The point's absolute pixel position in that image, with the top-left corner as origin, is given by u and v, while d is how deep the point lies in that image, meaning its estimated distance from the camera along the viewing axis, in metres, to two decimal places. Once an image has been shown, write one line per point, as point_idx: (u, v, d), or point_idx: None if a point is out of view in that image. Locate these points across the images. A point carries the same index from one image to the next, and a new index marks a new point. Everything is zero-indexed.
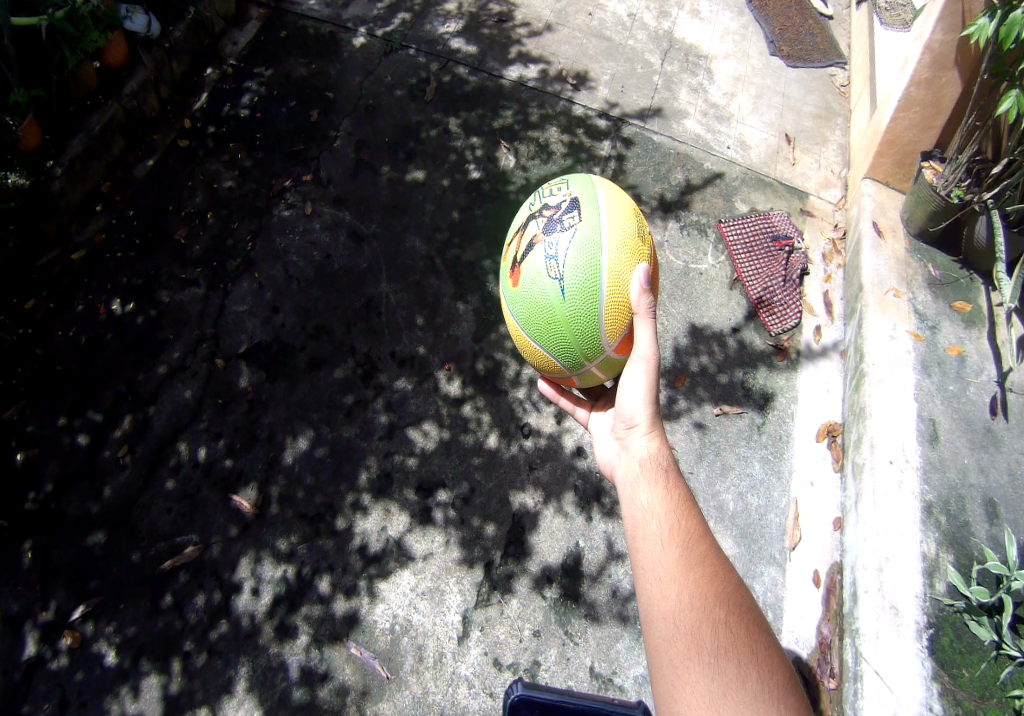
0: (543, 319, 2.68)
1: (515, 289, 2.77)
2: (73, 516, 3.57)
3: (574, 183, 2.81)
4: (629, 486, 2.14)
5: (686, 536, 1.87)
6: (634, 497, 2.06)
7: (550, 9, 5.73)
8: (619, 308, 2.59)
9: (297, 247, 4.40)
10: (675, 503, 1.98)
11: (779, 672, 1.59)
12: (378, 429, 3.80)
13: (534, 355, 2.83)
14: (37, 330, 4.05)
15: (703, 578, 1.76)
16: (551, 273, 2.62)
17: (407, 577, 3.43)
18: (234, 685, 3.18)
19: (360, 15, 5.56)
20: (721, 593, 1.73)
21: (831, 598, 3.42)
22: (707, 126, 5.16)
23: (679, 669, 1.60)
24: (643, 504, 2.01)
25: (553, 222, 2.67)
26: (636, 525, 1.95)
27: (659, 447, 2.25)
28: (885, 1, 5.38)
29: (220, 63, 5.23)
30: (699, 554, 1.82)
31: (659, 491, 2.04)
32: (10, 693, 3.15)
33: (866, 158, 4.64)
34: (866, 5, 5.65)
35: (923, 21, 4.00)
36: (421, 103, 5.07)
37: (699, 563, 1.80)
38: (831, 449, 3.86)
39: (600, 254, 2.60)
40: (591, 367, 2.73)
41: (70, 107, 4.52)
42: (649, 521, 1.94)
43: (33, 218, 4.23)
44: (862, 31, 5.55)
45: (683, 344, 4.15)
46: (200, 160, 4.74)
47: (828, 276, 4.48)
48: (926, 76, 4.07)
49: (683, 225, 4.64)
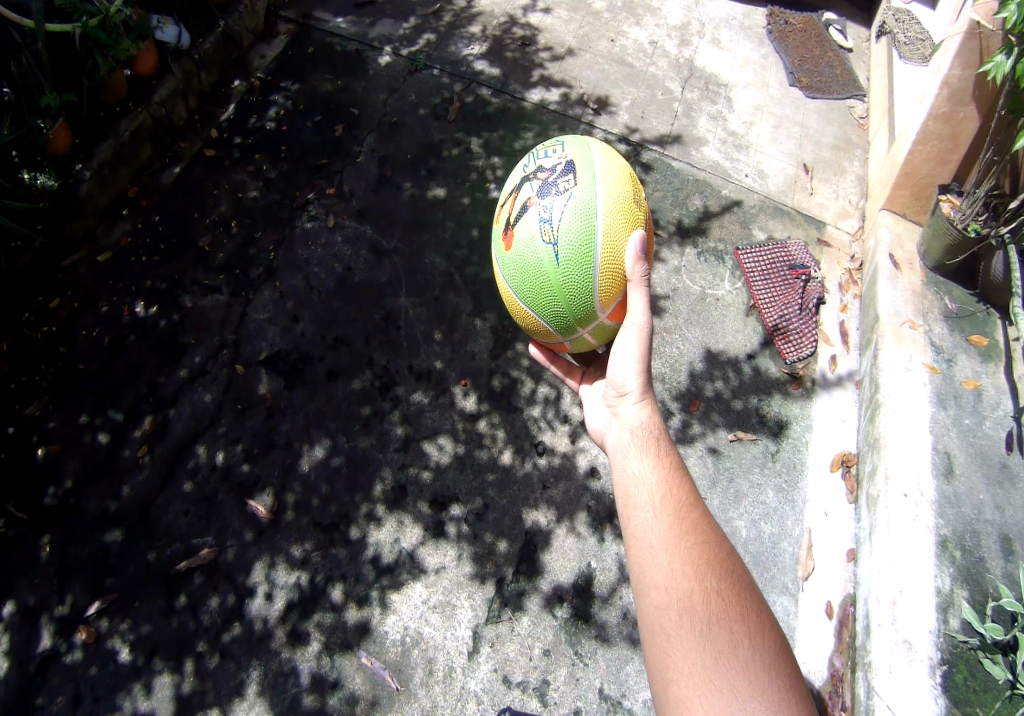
0: (537, 285, 2.72)
1: (508, 253, 2.79)
2: (91, 513, 3.61)
3: (568, 144, 2.82)
4: (621, 454, 2.24)
5: (678, 505, 1.97)
6: (626, 466, 2.16)
7: (572, 34, 5.84)
8: (613, 274, 2.63)
9: (318, 259, 4.47)
10: (668, 472, 2.08)
11: (767, 632, 1.71)
12: (393, 441, 3.83)
13: (525, 319, 2.87)
14: (62, 329, 4.13)
15: (695, 545, 1.87)
16: (545, 238, 2.65)
17: (420, 590, 3.44)
18: (246, 688, 3.21)
19: (385, 35, 5.69)
20: (712, 559, 1.84)
21: (844, 630, 3.39)
22: (726, 154, 5.22)
23: (671, 635, 1.71)
24: (635, 473, 2.11)
25: (548, 184, 2.68)
26: (629, 495, 2.05)
27: (650, 415, 2.35)
28: (903, 34, 5.43)
29: (248, 76, 5.37)
30: (690, 522, 1.92)
31: (651, 460, 2.14)
32: (25, 685, 3.19)
33: (884, 190, 4.67)
34: (884, 40, 5.73)
35: (941, 56, 4.07)
36: (444, 122, 5.17)
37: (690, 530, 1.90)
38: (845, 479, 3.84)
39: (596, 219, 2.63)
40: (584, 334, 2.79)
41: (101, 113, 4.64)
42: (642, 490, 2.04)
43: (60, 219, 4.32)
44: (882, 63, 5.60)
45: (699, 368, 4.18)
46: (226, 169, 4.85)
47: (845, 306, 4.50)
48: (944, 110, 4.11)
49: (700, 251, 4.68)
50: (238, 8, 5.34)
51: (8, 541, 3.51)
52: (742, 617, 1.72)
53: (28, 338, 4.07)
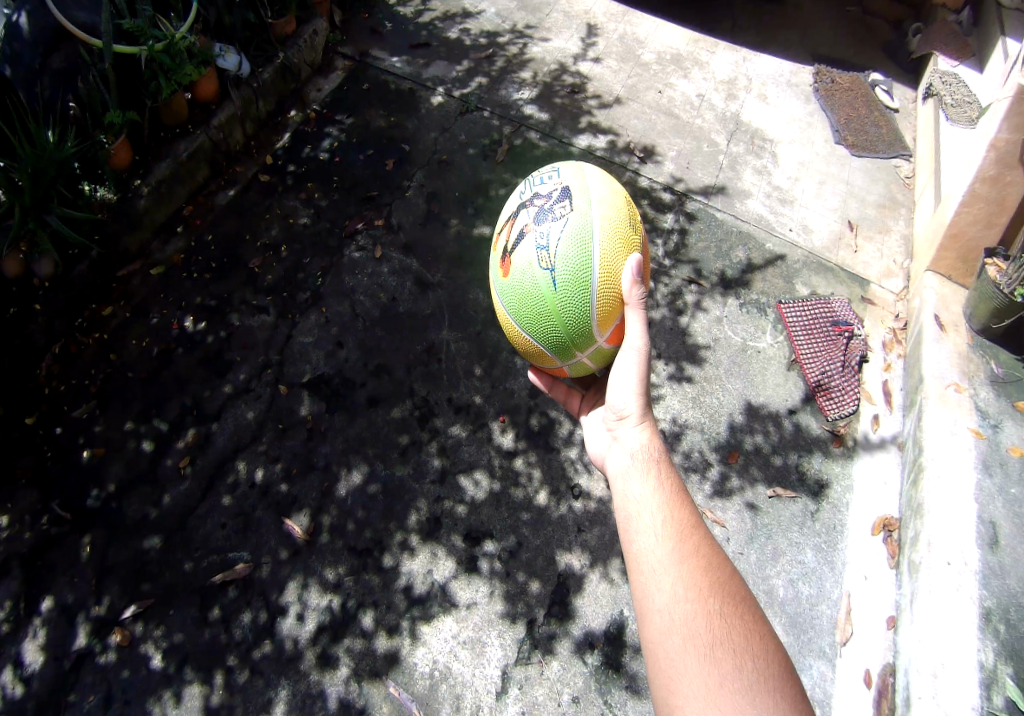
0: (534, 310, 2.78)
1: (505, 280, 2.86)
2: (132, 518, 3.70)
3: (564, 171, 2.91)
4: (620, 474, 2.23)
5: (679, 526, 1.96)
6: (626, 486, 2.15)
7: (621, 84, 6.00)
8: (610, 299, 2.69)
9: (365, 288, 4.60)
10: (668, 493, 2.07)
11: (772, 654, 1.70)
12: (430, 473, 3.86)
13: (523, 343, 2.94)
14: (113, 337, 4.30)
15: (697, 568, 1.85)
16: (542, 264, 2.71)
17: (450, 624, 3.42)
18: (273, 707, 3.22)
19: (439, 76, 5.92)
20: (714, 582, 1.83)
21: (883, 701, 3.27)
22: (771, 208, 5.25)
23: (675, 662, 1.70)
24: (635, 494, 2.10)
25: (544, 211, 2.77)
26: (630, 516, 2.04)
27: (650, 435, 2.35)
28: (949, 98, 5.51)
29: (303, 107, 5.62)
30: (691, 544, 1.91)
31: (651, 480, 2.13)
32: (60, 682, 3.26)
33: (929, 251, 4.64)
34: (931, 102, 5.77)
35: (988, 120, 4.13)
36: (492, 163, 5.32)
37: (692, 553, 1.89)
38: (886, 544, 3.75)
39: (592, 246, 2.70)
40: (583, 357, 2.85)
41: (161, 133, 4.85)
42: (643, 511, 2.03)
43: (117, 231, 4.48)
44: (929, 126, 5.61)
45: (738, 420, 4.16)
46: (279, 195, 5.04)
47: (888, 366, 4.44)
48: (990, 173, 4.15)
49: (742, 302, 4.68)
50: (299, 43, 5.62)
51: (51, 539, 3.62)
52: (745, 641, 1.71)
53: (80, 342, 4.25)
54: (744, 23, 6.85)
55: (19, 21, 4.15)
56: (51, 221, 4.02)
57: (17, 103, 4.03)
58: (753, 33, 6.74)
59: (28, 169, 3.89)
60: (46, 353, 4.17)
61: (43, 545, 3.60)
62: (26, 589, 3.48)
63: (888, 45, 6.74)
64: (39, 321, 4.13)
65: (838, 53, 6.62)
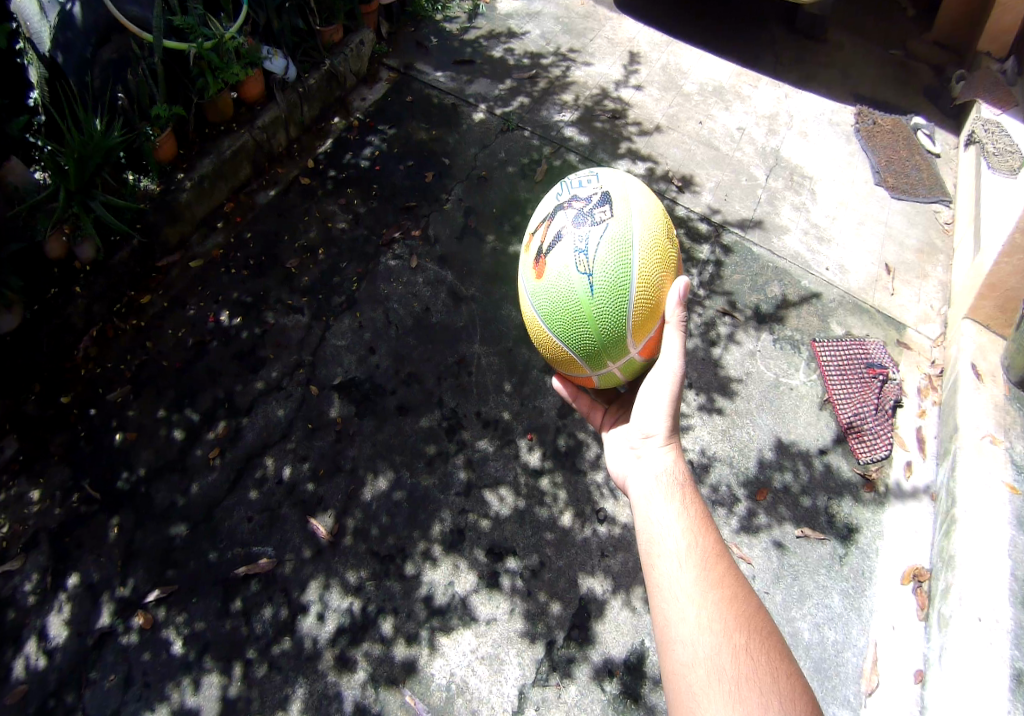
0: (569, 315, 2.78)
1: (537, 281, 2.84)
2: (160, 504, 3.75)
3: (603, 176, 2.93)
4: (644, 495, 2.21)
5: (704, 553, 1.94)
6: (650, 508, 2.13)
7: (661, 112, 6.03)
8: (646, 311, 2.72)
9: (399, 296, 4.64)
10: (693, 518, 2.05)
11: (800, 694, 1.66)
12: (455, 485, 3.87)
13: (551, 347, 2.92)
14: (149, 325, 4.38)
15: (724, 600, 1.83)
16: (579, 269, 2.72)
17: (469, 638, 3.41)
18: (289, 704, 3.22)
19: (482, 93, 6.00)
20: (741, 615, 1.80)
21: None
22: (808, 245, 5.22)
23: (700, 695, 1.67)
24: (660, 517, 2.08)
25: (583, 215, 2.78)
26: (653, 540, 2.02)
27: (673, 457, 2.33)
28: (993, 146, 5.47)
29: (348, 115, 5.73)
30: (717, 573, 1.88)
31: (675, 504, 2.11)
32: (81, 659, 3.30)
33: (967, 299, 4.55)
34: (973, 147, 5.69)
35: None
36: (531, 182, 5.37)
37: (718, 583, 1.87)
38: (916, 594, 3.66)
39: (632, 255, 2.72)
40: (612, 368, 2.85)
41: (206, 130, 4.99)
42: (667, 536, 2.01)
43: (160, 222, 4.59)
44: (970, 172, 5.56)
45: (768, 456, 4.11)
46: (319, 199, 5.13)
47: (923, 412, 4.36)
48: None
49: (776, 338, 4.65)
50: (345, 52, 5.72)
51: (80, 517, 3.68)
52: (773, 679, 1.67)
53: (117, 328, 4.34)
54: (787, 60, 6.86)
55: (73, 11, 4.28)
56: (95, 207, 4.13)
57: (66, 88, 4.26)
58: (796, 70, 6.74)
59: (75, 153, 3.98)
60: (83, 335, 4.26)
61: (72, 522, 3.67)
62: (54, 564, 3.54)
63: (930, 89, 6.68)
64: (78, 303, 4.23)
65: (880, 95, 6.59)
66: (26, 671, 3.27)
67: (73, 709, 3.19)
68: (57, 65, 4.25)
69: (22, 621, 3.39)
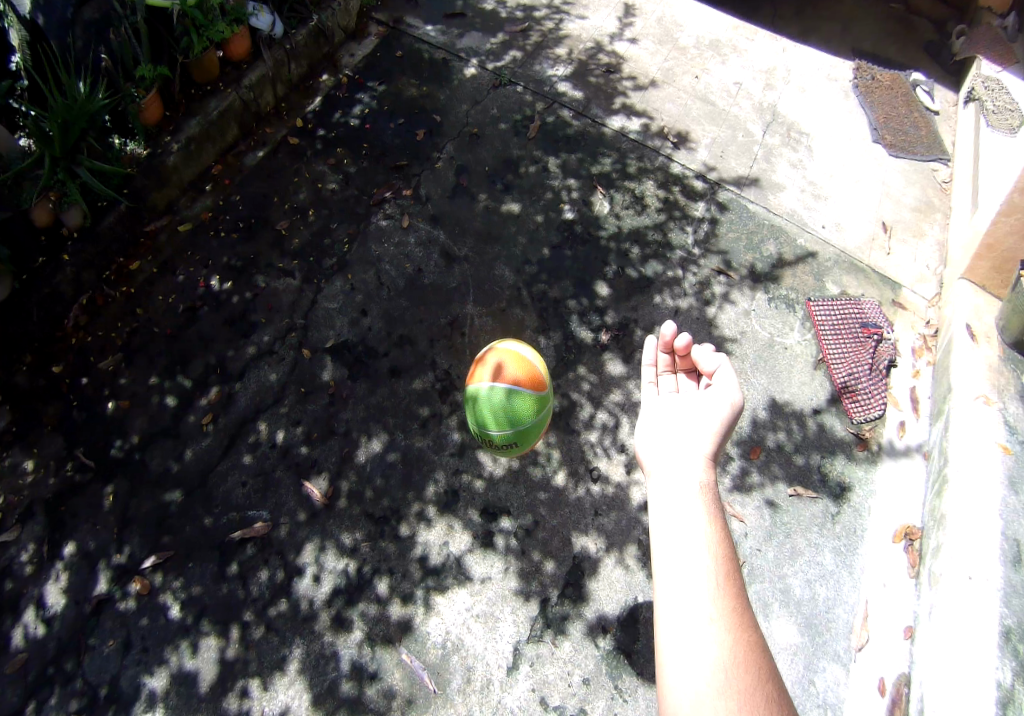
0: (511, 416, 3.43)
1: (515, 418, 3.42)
2: (154, 471, 3.73)
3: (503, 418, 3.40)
4: (670, 478, 1.85)
5: (732, 578, 1.61)
6: (677, 497, 1.78)
7: (657, 67, 5.86)
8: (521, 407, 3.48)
9: (390, 257, 4.57)
10: (722, 530, 1.71)
11: None
12: (449, 445, 3.87)
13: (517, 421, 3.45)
14: (139, 291, 4.31)
15: (747, 647, 1.50)
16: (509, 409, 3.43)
17: (464, 596, 3.45)
18: (286, 664, 3.26)
19: (473, 47, 5.81)
20: (766, 669, 1.48)
21: (896, 709, 3.26)
22: (804, 203, 5.14)
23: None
24: (688, 512, 1.73)
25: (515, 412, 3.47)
26: (675, 537, 1.67)
27: (713, 443, 1.98)
28: (992, 104, 5.39)
29: (336, 72, 5.55)
30: (745, 609, 1.56)
31: (706, 502, 1.76)
32: (80, 625, 3.33)
33: (963, 260, 4.51)
34: (974, 105, 5.57)
35: None
36: (524, 139, 5.24)
37: (743, 620, 1.54)
38: (906, 552, 3.72)
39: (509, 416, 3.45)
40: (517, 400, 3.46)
41: (192, 90, 4.80)
42: (694, 537, 1.66)
43: (146, 186, 4.47)
44: (968, 131, 5.46)
45: (762, 416, 4.12)
46: (308, 159, 4.99)
47: (917, 372, 4.36)
48: None
49: (771, 297, 4.61)
50: (332, 5, 5.50)
51: (75, 486, 3.67)
52: None
53: (107, 295, 4.26)
54: (785, 12, 6.66)
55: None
56: (81, 173, 4.05)
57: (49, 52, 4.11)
58: (794, 24, 6.55)
59: (60, 114, 3.85)
60: (73, 304, 4.18)
61: (66, 491, 3.65)
62: (50, 533, 3.54)
63: (929, 44, 6.49)
64: (66, 272, 4.13)
65: (880, 50, 6.42)
66: (25, 639, 3.29)
67: (73, 675, 3.21)
68: (39, 29, 4.08)
69: (20, 590, 3.40)
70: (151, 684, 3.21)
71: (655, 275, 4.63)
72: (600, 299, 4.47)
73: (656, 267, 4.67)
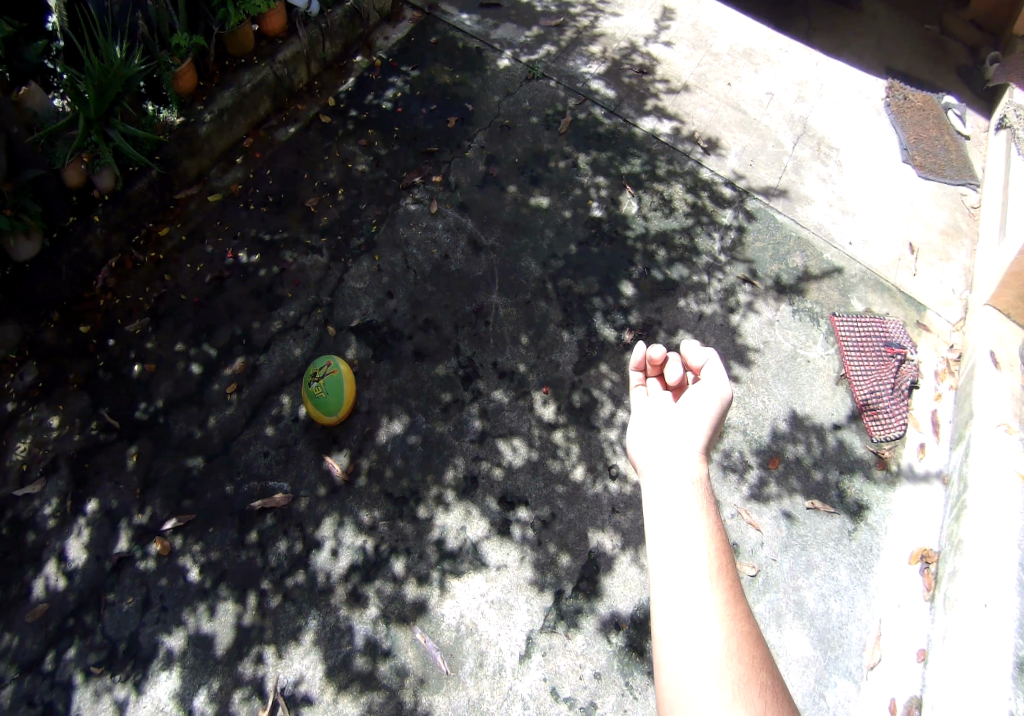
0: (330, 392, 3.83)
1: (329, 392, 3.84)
2: (177, 435, 3.77)
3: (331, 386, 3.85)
4: (663, 475, 1.82)
5: (728, 571, 1.58)
6: (669, 490, 1.75)
7: (690, 71, 5.83)
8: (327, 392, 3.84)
9: (418, 241, 4.57)
10: (718, 524, 1.68)
11: None
12: (470, 432, 3.88)
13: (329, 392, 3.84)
14: (167, 258, 4.34)
15: (741, 639, 1.48)
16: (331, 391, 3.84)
17: (480, 581, 3.47)
18: (302, 634, 3.29)
19: (507, 38, 5.79)
20: (761, 663, 1.46)
21: None
22: (832, 218, 5.10)
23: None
24: (679, 506, 1.71)
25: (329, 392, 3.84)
26: (670, 530, 1.65)
27: (706, 434, 1.93)
28: None
29: (369, 54, 5.55)
30: (742, 602, 1.54)
31: (701, 498, 1.73)
32: (100, 580, 3.37)
33: (990, 286, 4.47)
34: (1007, 132, 5.53)
35: None
36: (555, 134, 5.22)
37: (739, 614, 1.51)
38: (922, 575, 3.71)
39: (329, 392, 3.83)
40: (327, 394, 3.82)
41: (225, 62, 4.82)
42: (685, 533, 1.64)
43: (179, 154, 4.49)
44: (999, 157, 5.41)
45: (782, 428, 4.11)
46: (339, 139, 5.00)
47: (939, 395, 4.33)
48: None
49: (796, 309, 4.59)
50: None
51: (99, 444, 3.70)
52: None
53: (136, 259, 4.30)
54: (819, 26, 6.63)
55: None
56: (114, 136, 4.01)
57: (86, 14, 3.94)
58: (829, 39, 6.50)
59: (94, 79, 3.81)
60: (102, 266, 4.21)
61: (90, 448, 3.69)
62: (73, 489, 3.58)
63: (963, 68, 6.42)
64: (96, 233, 4.15)
65: (914, 70, 6.36)
66: (44, 591, 3.33)
67: (92, 629, 3.25)
68: None
69: (42, 543, 3.44)
70: (169, 644, 3.23)
71: (680, 279, 4.61)
72: (625, 298, 4.47)
73: (682, 270, 4.65)
